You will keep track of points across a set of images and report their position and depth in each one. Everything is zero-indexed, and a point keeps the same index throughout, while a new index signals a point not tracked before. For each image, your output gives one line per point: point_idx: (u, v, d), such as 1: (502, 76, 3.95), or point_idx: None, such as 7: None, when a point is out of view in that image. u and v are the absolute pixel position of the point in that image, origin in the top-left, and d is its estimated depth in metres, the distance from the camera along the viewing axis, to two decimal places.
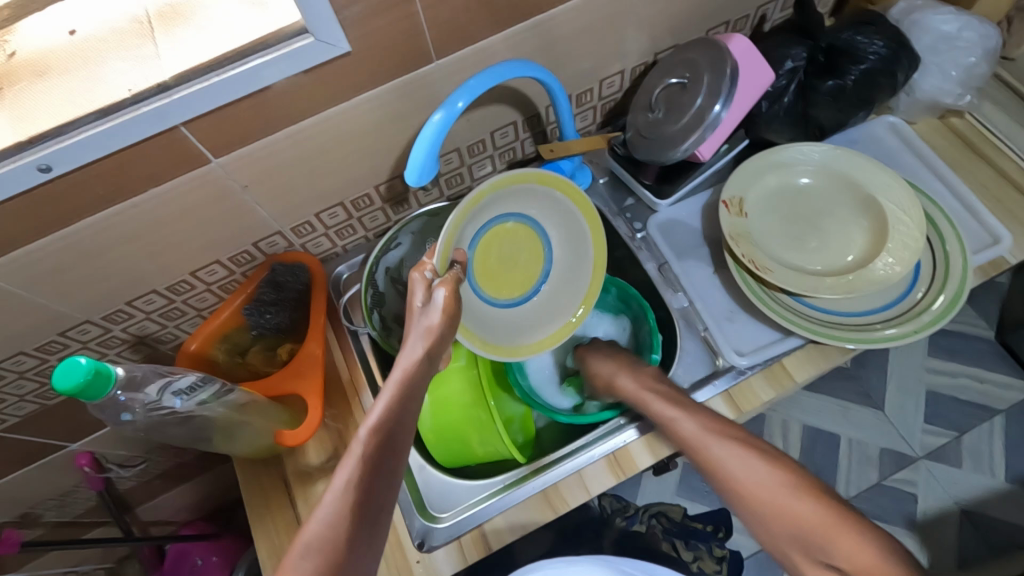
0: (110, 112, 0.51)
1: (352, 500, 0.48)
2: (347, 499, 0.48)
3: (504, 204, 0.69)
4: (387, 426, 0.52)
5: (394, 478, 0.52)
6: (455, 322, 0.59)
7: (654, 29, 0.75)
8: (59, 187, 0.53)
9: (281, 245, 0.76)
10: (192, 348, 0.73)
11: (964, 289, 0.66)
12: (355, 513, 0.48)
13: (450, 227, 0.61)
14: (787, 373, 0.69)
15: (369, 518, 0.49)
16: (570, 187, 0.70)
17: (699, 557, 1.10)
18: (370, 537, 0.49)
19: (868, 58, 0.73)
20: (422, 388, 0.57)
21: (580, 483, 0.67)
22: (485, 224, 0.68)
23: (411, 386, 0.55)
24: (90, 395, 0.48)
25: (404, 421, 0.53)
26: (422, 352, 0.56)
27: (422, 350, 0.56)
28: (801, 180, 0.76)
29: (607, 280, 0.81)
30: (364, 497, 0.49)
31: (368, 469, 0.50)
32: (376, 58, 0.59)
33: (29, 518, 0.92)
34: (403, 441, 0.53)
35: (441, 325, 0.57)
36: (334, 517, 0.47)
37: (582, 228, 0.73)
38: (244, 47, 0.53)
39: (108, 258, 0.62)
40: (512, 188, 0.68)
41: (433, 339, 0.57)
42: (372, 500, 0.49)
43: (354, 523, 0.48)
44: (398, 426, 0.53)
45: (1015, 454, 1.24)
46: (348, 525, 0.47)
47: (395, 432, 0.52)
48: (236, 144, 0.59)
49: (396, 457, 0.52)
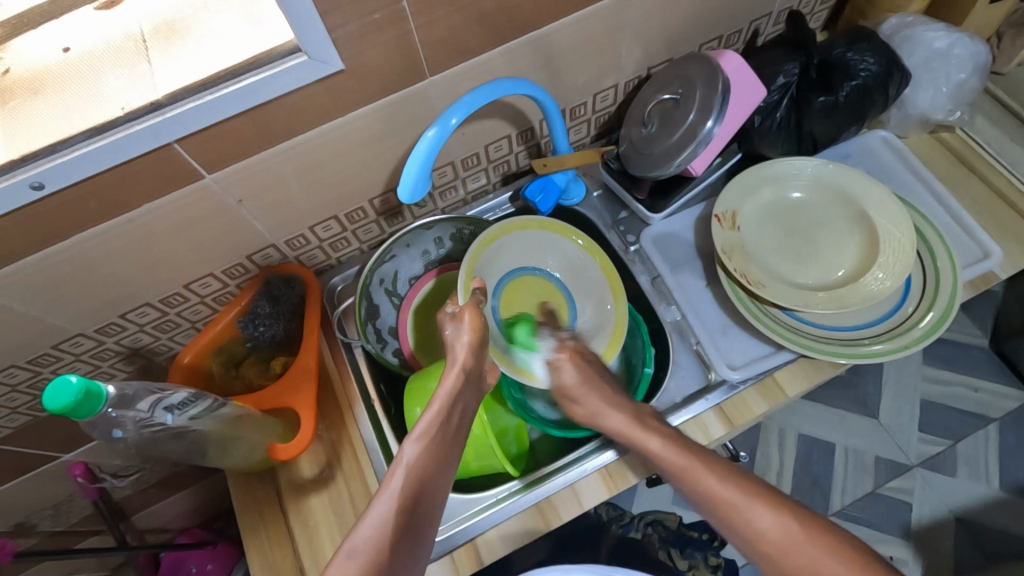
0: (104, 130, 0.51)
1: (398, 508, 0.48)
2: (393, 505, 0.48)
3: (518, 258, 0.78)
4: (431, 436, 0.53)
5: (439, 490, 0.51)
6: (484, 343, 0.62)
7: (648, 44, 0.75)
8: (53, 204, 0.53)
9: (276, 257, 0.76)
10: (186, 360, 0.73)
11: (954, 305, 0.67)
12: (401, 521, 0.47)
13: (469, 260, 0.71)
14: (779, 387, 0.70)
15: (414, 527, 0.48)
16: (571, 231, 0.78)
17: (694, 565, 1.10)
18: (415, 547, 0.47)
19: (860, 75, 0.73)
20: (464, 407, 0.58)
21: (573, 497, 0.68)
22: (507, 276, 0.77)
23: (453, 402, 0.56)
24: (81, 413, 0.48)
25: (445, 436, 0.54)
26: (459, 368, 0.58)
27: (458, 364, 0.59)
28: (794, 194, 0.76)
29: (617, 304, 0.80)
30: (409, 505, 0.48)
31: (414, 477, 0.50)
32: (371, 75, 0.59)
33: (24, 527, 0.92)
34: (446, 454, 0.53)
35: (473, 342, 0.60)
36: (380, 523, 0.46)
37: (594, 271, 0.79)
38: (238, 65, 0.53)
39: (102, 272, 0.62)
40: (521, 237, 0.77)
41: (468, 356, 0.59)
42: (418, 509, 0.49)
43: (401, 529, 0.46)
44: (439, 439, 0.54)
45: (1010, 463, 1.25)
46: (396, 530, 0.46)
47: (438, 443, 0.53)
48: (231, 159, 0.59)
49: (439, 468, 0.52)
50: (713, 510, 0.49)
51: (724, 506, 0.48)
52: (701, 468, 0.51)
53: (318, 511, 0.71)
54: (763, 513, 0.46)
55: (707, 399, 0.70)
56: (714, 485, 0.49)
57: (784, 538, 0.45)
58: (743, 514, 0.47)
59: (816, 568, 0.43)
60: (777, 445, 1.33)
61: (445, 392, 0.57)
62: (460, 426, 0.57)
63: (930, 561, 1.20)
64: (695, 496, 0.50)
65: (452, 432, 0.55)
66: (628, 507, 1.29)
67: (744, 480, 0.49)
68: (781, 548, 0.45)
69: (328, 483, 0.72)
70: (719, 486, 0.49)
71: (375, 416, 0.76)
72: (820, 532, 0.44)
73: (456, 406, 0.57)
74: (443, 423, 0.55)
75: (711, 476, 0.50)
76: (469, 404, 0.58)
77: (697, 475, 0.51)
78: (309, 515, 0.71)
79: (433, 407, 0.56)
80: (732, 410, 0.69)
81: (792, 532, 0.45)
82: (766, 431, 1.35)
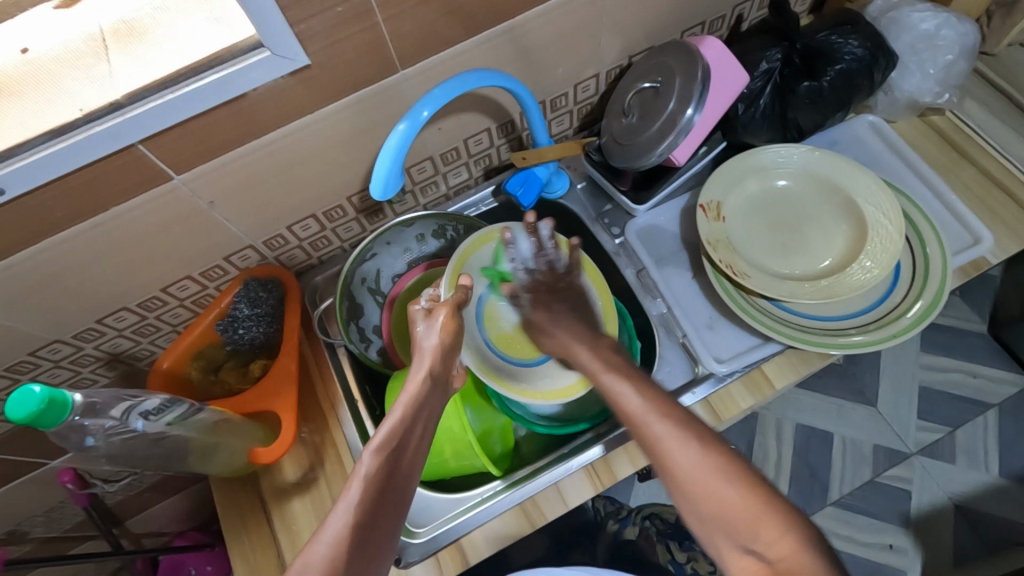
0: (62, 133, 0.50)
1: (354, 523, 0.46)
2: (348, 520, 0.46)
3: None
4: (392, 445, 0.51)
5: (403, 498, 0.50)
6: (453, 344, 0.60)
7: (628, 32, 0.74)
8: (18, 210, 0.52)
9: (254, 258, 0.75)
10: (165, 366, 0.73)
11: (943, 294, 0.65)
12: (357, 537, 0.46)
13: (457, 257, 0.71)
14: (767, 380, 0.69)
15: (373, 542, 0.47)
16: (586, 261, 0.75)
17: (695, 560, 1.06)
18: (371, 562, 0.46)
19: (845, 59, 0.72)
20: (433, 408, 0.56)
21: (558, 495, 0.67)
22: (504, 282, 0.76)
23: (418, 407, 0.55)
24: (44, 424, 0.47)
25: (408, 440, 0.53)
26: (426, 371, 0.57)
27: (424, 368, 0.57)
28: (779, 183, 0.75)
29: None
30: (367, 518, 0.47)
31: (372, 489, 0.48)
32: (340, 71, 0.58)
33: (15, 535, 0.92)
34: (409, 459, 0.52)
35: (440, 344, 0.59)
36: (337, 540, 0.45)
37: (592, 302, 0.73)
38: (198, 63, 0.52)
39: (72, 278, 0.61)
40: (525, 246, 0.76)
41: (435, 359, 0.58)
42: (379, 522, 0.48)
43: (359, 545, 0.46)
44: (403, 445, 0.52)
45: (1010, 449, 1.23)
46: (355, 547, 0.45)
47: (400, 453, 0.51)
48: (200, 160, 0.58)
49: (402, 479, 0.50)
50: (623, 418, 0.51)
51: (630, 412, 0.50)
52: (621, 384, 0.53)
53: (301, 515, 0.70)
54: (663, 427, 0.47)
55: (693, 393, 0.69)
56: (628, 396, 0.51)
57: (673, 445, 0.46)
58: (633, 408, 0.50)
59: (696, 472, 0.44)
60: (775, 435, 1.32)
61: (410, 398, 0.55)
62: (426, 432, 0.55)
63: (930, 549, 1.19)
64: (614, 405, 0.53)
65: (417, 439, 0.54)
66: (626, 501, 1.29)
67: (655, 394, 0.50)
68: (675, 463, 0.45)
69: (311, 486, 0.71)
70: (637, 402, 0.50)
71: (358, 417, 0.75)
72: (720, 449, 0.45)
73: (422, 409, 0.55)
74: (408, 432, 0.53)
75: (629, 390, 0.52)
76: (436, 408, 0.57)
77: (615, 391, 0.53)
78: (292, 519, 0.70)
79: (397, 415, 0.54)
80: (718, 404, 0.68)
81: (685, 441, 0.46)
82: (764, 422, 1.34)
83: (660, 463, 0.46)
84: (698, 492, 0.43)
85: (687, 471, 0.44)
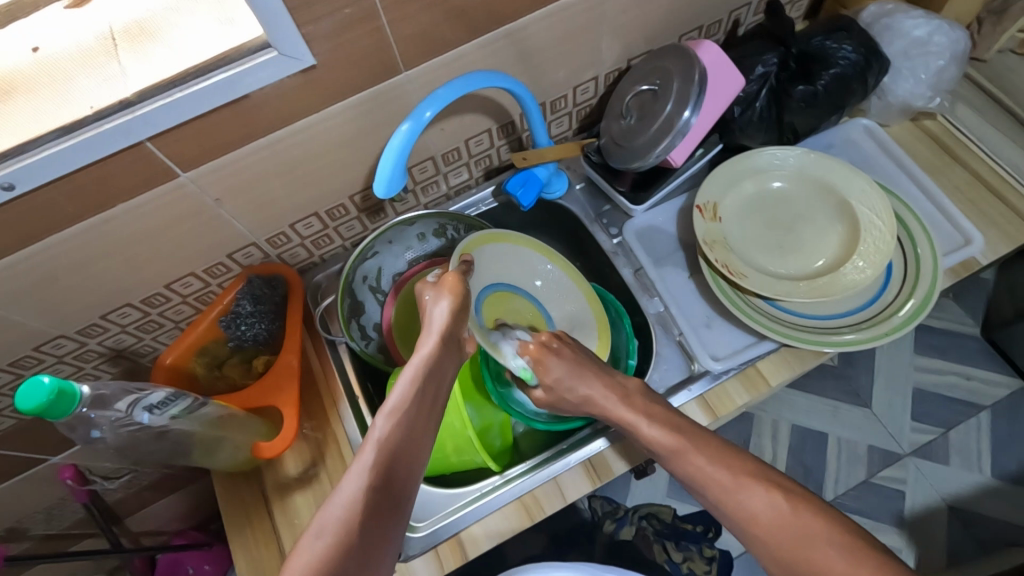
0: (74, 129, 0.51)
1: (366, 485, 0.48)
2: (362, 483, 0.48)
3: (514, 274, 0.76)
4: (404, 410, 0.53)
5: (415, 463, 0.51)
6: (464, 306, 0.61)
7: (627, 35, 0.75)
8: (27, 206, 0.53)
9: (257, 256, 0.76)
10: (168, 361, 0.74)
11: (934, 293, 0.67)
12: (369, 499, 0.47)
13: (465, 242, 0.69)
14: (762, 377, 0.70)
15: (388, 503, 0.48)
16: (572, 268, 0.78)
17: (689, 557, 1.10)
18: (386, 522, 0.48)
19: (840, 63, 0.73)
20: (446, 372, 0.58)
21: (557, 490, 0.68)
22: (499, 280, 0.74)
23: (429, 371, 0.56)
24: (54, 414, 0.48)
25: (422, 404, 0.54)
26: (437, 335, 0.58)
27: (435, 331, 0.58)
28: (774, 184, 0.76)
29: (608, 302, 0.79)
30: (380, 480, 0.48)
31: (385, 452, 0.50)
32: (346, 71, 0.59)
33: (15, 531, 0.92)
34: (422, 423, 0.53)
35: (452, 306, 0.60)
36: (350, 501, 0.47)
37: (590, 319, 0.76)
38: (208, 62, 0.53)
39: (80, 273, 0.62)
40: (519, 249, 0.76)
41: (447, 322, 0.59)
42: (390, 485, 0.49)
43: (371, 508, 0.47)
44: (415, 408, 0.53)
45: (1002, 449, 1.25)
46: (365, 507, 0.47)
47: (412, 416, 0.53)
48: (207, 158, 0.59)
49: (414, 443, 0.52)
50: (705, 488, 0.52)
51: (718, 487, 0.52)
52: (695, 453, 0.54)
53: (303, 509, 0.71)
54: (755, 494, 0.50)
55: (690, 390, 0.70)
56: (705, 465, 0.53)
57: (773, 519, 0.49)
58: (717, 479, 0.52)
59: (801, 541, 0.47)
60: (771, 435, 1.33)
61: (421, 362, 0.56)
62: (437, 396, 0.56)
63: (924, 549, 1.20)
64: (684, 475, 0.54)
65: (428, 402, 0.55)
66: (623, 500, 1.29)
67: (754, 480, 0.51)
68: (769, 525, 0.49)
69: (313, 482, 0.72)
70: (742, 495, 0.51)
71: (359, 413, 0.76)
72: (803, 505, 0.49)
73: (432, 372, 0.56)
74: (418, 394, 0.55)
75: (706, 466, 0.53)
76: (448, 372, 0.58)
77: (689, 456, 0.54)
78: (294, 513, 0.71)
79: (409, 378, 0.55)
80: (715, 401, 0.70)
81: (779, 508, 0.49)
82: (760, 422, 1.35)
83: (755, 528, 0.49)
84: (797, 558, 0.47)
85: (796, 541, 0.47)
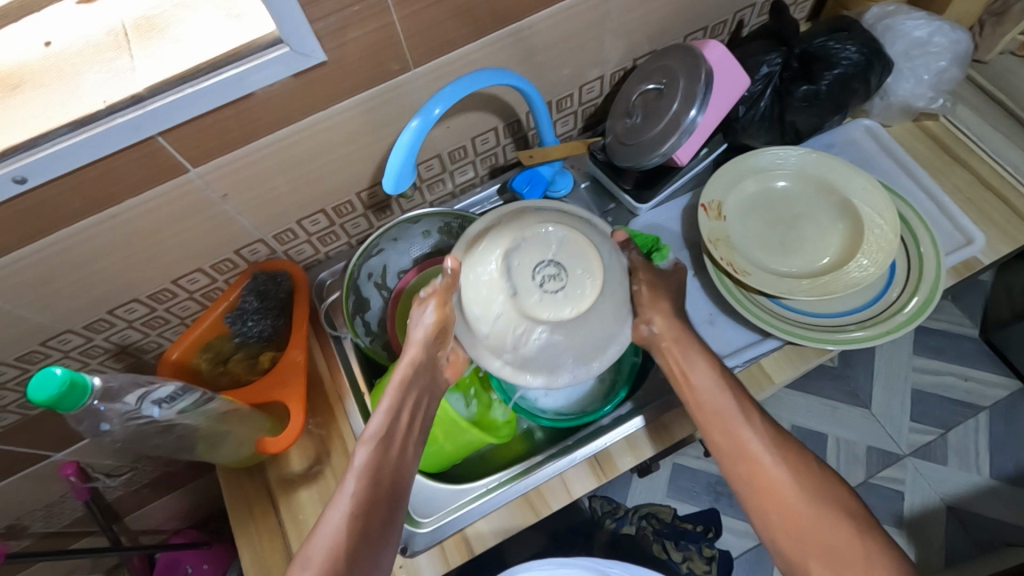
0: (86, 123, 0.51)
1: (349, 514, 0.53)
2: (345, 512, 0.53)
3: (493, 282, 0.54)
4: (381, 439, 0.57)
5: (396, 491, 0.56)
6: (440, 333, 0.59)
7: (632, 35, 0.75)
8: (37, 199, 0.53)
9: (264, 252, 0.76)
10: (174, 356, 0.73)
11: (937, 291, 0.67)
12: (352, 527, 0.52)
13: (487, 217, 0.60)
14: (766, 374, 0.71)
15: (371, 529, 0.53)
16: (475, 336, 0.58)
17: (688, 557, 1.10)
18: (372, 546, 0.53)
19: (841, 63, 0.74)
20: (423, 393, 0.60)
21: (562, 485, 0.68)
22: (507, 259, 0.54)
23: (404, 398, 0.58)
24: (66, 406, 0.48)
25: (397, 431, 0.58)
26: (411, 363, 0.59)
27: (410, 359, 0.59)
28: (778, 183, 0.77)
29: None
30: (361, 508, 0.53)
31: (365, 484, 0.54)
32: (355, 67, 0.59)
33: (16, 528, 0.92)
34: (398, 451, 0.57)
35: (426, 336, 0.59)
36: (335, 531, 0.52)
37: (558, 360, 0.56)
38: (219, 58, 0.53)
39: (87, 268, 0.62)
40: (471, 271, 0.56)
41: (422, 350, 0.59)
42: (373, 513, 0.54)
43: (353, 536, 0.52)
44: (391, 437, 0.57)
45: (1000, 450, 1.26)
46: (350, 536, 0.52)
47: (392, 444, 0.57)
48: (215, 153, 0.59)
49: (392, 472, 0.56)
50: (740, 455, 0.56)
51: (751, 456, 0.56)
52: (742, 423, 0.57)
53: (308, 504, 0.71)
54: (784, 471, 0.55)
55: None
56: (748, 437, 0.56)
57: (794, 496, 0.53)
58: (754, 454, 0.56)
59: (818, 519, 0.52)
60: None
61: (397, 389, 0.58)
62: (415, 420, 0.59)
63: (922, 550, 1.21)
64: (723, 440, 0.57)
65: (404, 431, 0.58)
66: (623, 500, 1.30)
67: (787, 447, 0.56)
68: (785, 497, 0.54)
69: (318, 478, 0.72)
70: (771, 464, 0.55)
71: (365, 409, 0.76)
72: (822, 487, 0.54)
73: (408, 402, 0.58)
74: (400, 421, 0.58)
75: (750, 430, 0.57)
76: (424, 394, 0.60)
77: (735, 426, 0.57)
78: (299, 509, 0.71)
79: (386, 406, 0.58)
80: None
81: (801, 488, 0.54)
82: None
83: (777, 499, 0.54)
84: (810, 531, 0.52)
85: (814, 519, 0.52)
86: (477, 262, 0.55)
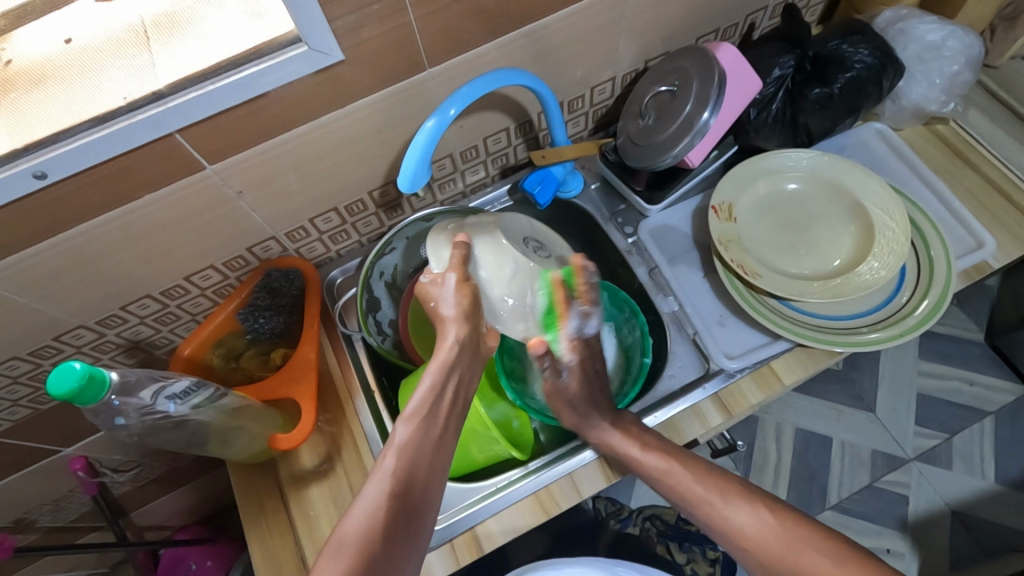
0: (107, 120, 0.52)
1: (388, 491, 0.51)
2: (384, 489, 0.51)
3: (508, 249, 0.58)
4: (422, 416, 0.56)
5: (434, 471, 0.54)
6: (473, 310, 0.58)
7: (644, 37, 0.76)
8: (56, 194, 0.53)
9: (276, 249, 0.76)
10: (186, 352, 0.73)
11: (948, 294, 0.68)
12: (392, 505, 0.50)
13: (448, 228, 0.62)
14: (776, 375, 0.71)
15: (409, 509, 0.51)
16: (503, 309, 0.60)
17: (693, 559, 1.09)
18: (411, 527, 0.51)
19: (854, 67, 0.74)
20: (464, 373, 0.59)
21: (572, 485, 0.68)
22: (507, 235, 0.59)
23: (445, 376, 0.57)
24: (85, 399, 0.49)
25: (438, 409, 0.56)
26: (452, 339, 0.57)
27: (450, 337, 0.57)
28: (789, 186, 0.77)
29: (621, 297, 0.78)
30: (400, 486, 0.51)
31: (404, 461, 0.53)
32: (370, 66, 0.60)
33: (23, 522, 0.92)
34: (438, 429, 0.56)
35: (462, 309, 0.57)
36: (373, 509, 0.50)
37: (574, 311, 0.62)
38: (239, 57, 0.54)
39: (102, 263, 0.63)
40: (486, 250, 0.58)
41: (461, 326, 0.57)
42: (412, 491, 0.52)
43: (392, 515, 0.50)
44: (432, 415, 0.56)
45: (1005, 456, 1.26)
46: (389, 512, 0.50)
47: (429, 422, 0.56)
48: (232, 151, 0.60)
49: (431, 452, 0.54)
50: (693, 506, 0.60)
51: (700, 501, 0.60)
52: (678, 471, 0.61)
53: (318, 501, 0.71)
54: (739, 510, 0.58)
55: (704, 388, 0.70)
56: (692, 484, 0.61)
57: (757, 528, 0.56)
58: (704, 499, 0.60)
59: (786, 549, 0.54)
60: (775, 438, 1.33)
61: (438, 367, 0.57)
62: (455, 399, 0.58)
63: (926, 554, 1.21)
64: (672, 492, 0.62)
65: (444, 408, 0.57)
66: (627, 501, 1.30)
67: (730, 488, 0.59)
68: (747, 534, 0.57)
69: (328, 474, 0.72)
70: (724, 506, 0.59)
71: (375, 407, 0.76)
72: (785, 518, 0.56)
73: (449, 381, 0.57)
74: (437, 402, 0.57)
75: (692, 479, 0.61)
76: (466, 373, 0.59)
77: (676, 476, 0.61)
78: (309, 505, 0.71)
79: (427, 383, 0.57)
80: (728, 399, 0.70)
81: (764, 521, 0.57)
82: (764, 425, 1.35)
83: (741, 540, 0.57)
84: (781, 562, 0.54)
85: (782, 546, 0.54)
86: (480, 244, 0.59)
